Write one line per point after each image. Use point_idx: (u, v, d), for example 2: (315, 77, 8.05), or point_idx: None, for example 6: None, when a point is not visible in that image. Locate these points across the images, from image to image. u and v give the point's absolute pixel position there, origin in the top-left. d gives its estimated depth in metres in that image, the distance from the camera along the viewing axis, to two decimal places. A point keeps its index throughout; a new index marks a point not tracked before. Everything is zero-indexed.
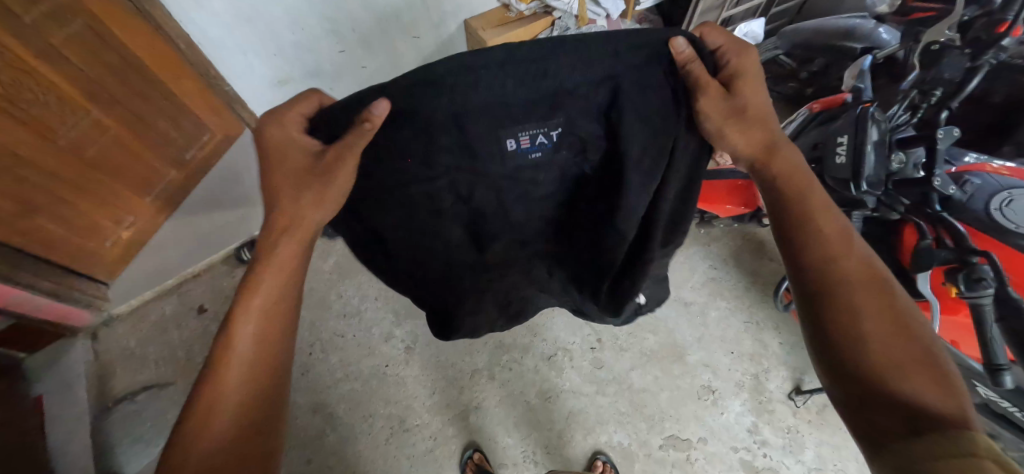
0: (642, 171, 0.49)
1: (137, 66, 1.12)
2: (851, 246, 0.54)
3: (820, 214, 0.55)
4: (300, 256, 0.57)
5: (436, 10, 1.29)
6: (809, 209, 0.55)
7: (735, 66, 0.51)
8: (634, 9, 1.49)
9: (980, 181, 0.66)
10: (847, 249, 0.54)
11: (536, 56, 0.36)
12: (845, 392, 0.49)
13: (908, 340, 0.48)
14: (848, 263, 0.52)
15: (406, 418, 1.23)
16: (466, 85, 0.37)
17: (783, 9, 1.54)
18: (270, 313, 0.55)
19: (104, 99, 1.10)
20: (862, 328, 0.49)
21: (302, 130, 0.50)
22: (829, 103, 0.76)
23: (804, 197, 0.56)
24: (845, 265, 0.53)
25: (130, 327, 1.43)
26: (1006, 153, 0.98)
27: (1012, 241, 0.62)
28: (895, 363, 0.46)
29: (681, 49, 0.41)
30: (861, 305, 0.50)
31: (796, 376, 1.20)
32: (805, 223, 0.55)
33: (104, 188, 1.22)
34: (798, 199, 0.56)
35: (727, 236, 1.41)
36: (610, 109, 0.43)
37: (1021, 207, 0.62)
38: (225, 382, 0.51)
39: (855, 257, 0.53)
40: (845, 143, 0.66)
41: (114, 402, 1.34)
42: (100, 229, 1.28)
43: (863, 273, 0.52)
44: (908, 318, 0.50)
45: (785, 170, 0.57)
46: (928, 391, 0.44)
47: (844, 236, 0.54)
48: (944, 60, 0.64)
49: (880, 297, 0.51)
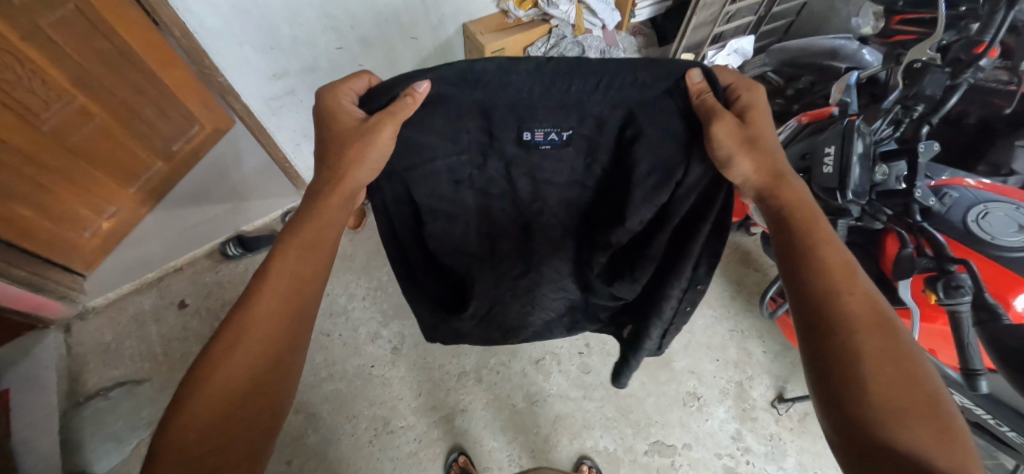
0: (644, 188, 0.53)
1: (126, 54, 1.09)
2: (857, 278, 0.48)
3: (823, 243, 0.50)
4: (327, 244, 0.56)
5: (435, 13, 1.30)
6: (811, 237, 0.50)
7: (747, 99, 0.52)
8: (628, 21, 1.53)
9: (958, 195, 0.69)
10: (851, 284, 0.47)
11: (562, 73, 0.45)
12: (845, 444, 0.42)
13: (917, 387, 0.42)
14: (853, 296, 0.46)
15: (390, 419, 1.21)
16: (503, 84, 0.46)
17: (772, 29, 1.58)
18: (295, 281, 0.52)
19: (90, 85, 1.09)
20: (863, 368, 0.43)
21: (352, 101, 0.56)
22: (817, 116, 0.79)
23: (807, 225, 0.51)
24: (849, 298, 0.46)
25: (107, 320, 1.40)
26: (980, 172, 1.02)
27: (988, 252, 0.64)
28: (899, 415, 0.40)
29: (695, 80, 0.46)
30: (863, 345, 0.44)
31: (779, 384, 1.22)
32: (806, 254, 0.50)
33: (86, 176, 1.21)
34: (801, 230, 0.51)
35: None
36: (627, 125, 0.50)
37: (996, 219, 0.65)
38: (237, 341, 0.47)
39: (860, 290, 0.47)
40: (833, 154, 0.68)
41: (85, 397, 1.29)
42: (78, 218, 1.26)
43: (869, 309, 0.46)
44: (917, 362, 0.43)
45: (792, 201, 0.53)
46: (937, 451, 0.38)
47: (848, 270, 0.48)
48: (926, 77, 0.65)
49: (887, 336, 0.44)
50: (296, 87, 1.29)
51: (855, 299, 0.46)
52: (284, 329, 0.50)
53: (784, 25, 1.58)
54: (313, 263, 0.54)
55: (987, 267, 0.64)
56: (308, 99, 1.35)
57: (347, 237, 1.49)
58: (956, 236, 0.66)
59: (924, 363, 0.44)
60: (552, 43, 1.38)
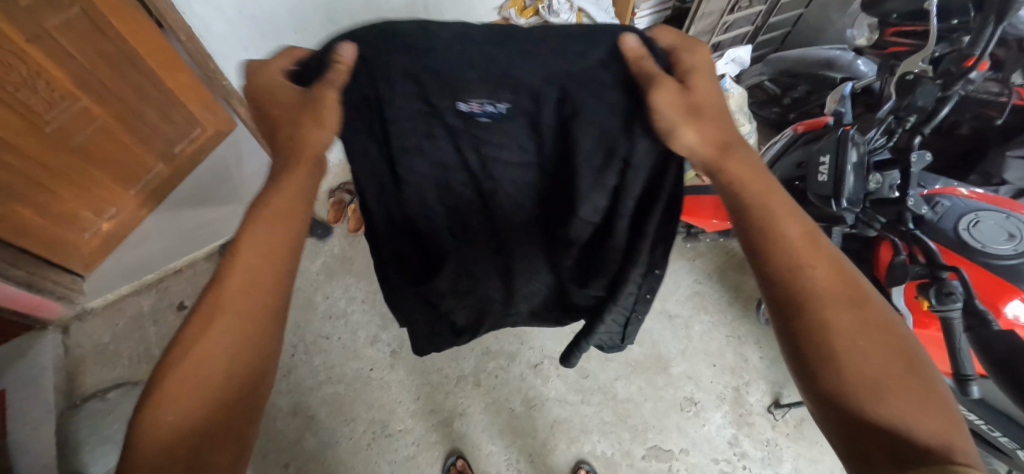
0: (592, 167, 0.53)
1: (131, 57, 1.11)
2: (807, 239, 0.45)
3: (767, 206, 0.46)
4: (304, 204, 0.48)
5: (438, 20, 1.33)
6: (757, 202, 0.46)
7: (690, 60, 0.47)
8: (628, 29, 1.56)
9: (950, 203, 0.70)
10: (814, 253, 0.44)
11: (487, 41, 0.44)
12: (836, 426, 0.38)
13: (888, 349, 0.39)
14: (808, 265, 0.43)
15: (388, 423, 1.21)
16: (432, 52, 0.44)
17: (769, 38, 1.60)
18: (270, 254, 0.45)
19: (92, 86, 1.09)
20: (828, 346, 0.40)
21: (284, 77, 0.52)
22: (812, 125, 0.81)
23: (748, 188, 0.47)
24: (804, 267, 0.43)
25: (104, 321, 1.40)
26: (971, 182, 1.04)
27: (978, 259, 0.65)
28: (885, 389, 0.37)
29: (630, 46, 0.44)
30: (836, 318, 0.40)
31: (775, 390, 1.23)
32: (769, 224, 0.45)
33: (87, 178, 1.20)
34: (757, 199, 0.47)
35: (712, 252, 1.45)
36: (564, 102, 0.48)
37: (986, 228, 0.66)
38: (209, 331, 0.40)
39: (813, 253, 0.44)
40: (827, 163, 0.70)
41: (82, 399, 1.28)
42: (78, 219, 1.25)
43: (825, 273, 0.43)
44: (880, 319, 0.41)
45: (740, 170, 0.48)
46: (928, 423, 0.35)
47: (808, 238, 0.45)
48: (918, 89, 0.67)
49: (847, 300, 0.42)
50: None
51: (811, 267, 0.43)
52: (272, 307, 0.44)
53: (780, 36, 1.60)
54: (291, 229, 0.46)
55: (978, 274, 0.67)
56: None
57: (347, 240, 1.49)
58: (947, 243, 0.67)
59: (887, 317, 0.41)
60: None
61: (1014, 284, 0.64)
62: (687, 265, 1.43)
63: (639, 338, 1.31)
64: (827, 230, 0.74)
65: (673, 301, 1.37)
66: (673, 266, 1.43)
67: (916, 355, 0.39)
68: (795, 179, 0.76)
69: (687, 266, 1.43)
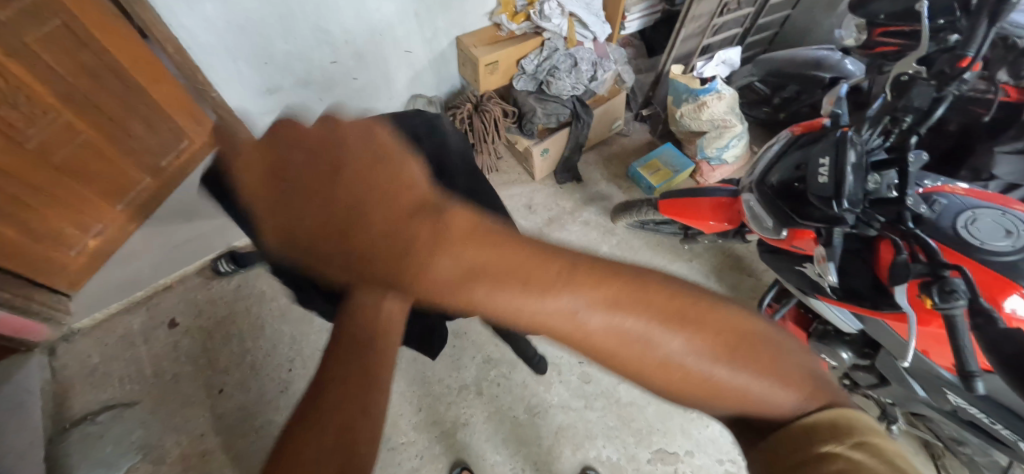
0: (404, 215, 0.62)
1: (116, 69, 1.13)
2: (529, 264, 0.27)
3: (460, 289, 0.27)
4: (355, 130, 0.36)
5: (429, 25, 1.37)
6: (446, 292, 0.28)
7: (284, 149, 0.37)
8: (619, 33, 1.58)
9: (947, 201, 0.71)
10: (511, 271, 0.27)
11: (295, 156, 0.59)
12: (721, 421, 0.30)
13: (712, 341, 0.27)
14: (567, 316, 0.25)
15: (391, 436, 1.19)
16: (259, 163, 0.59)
17: (758, 39, 1.62)
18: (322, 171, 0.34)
19: (77, 100, 1.09)
20: (662, 392, 0.28)
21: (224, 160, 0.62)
22: (809, 127, 0.82)
23: (384, 302, 0.29)
24: (573, 309, 0.25)
25: (95, 341, 1.33)
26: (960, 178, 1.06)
27: (978, 256, 0.66)
28: (731, 392, 0.27)
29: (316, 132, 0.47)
30: (627, 357, 0.26)
31: None
32: (458, 281, 0.28)
33: (67, 191, 1.17)
34: (410, 265, 0.29)
35: (709, 253, 1.45)
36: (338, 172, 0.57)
37: (983, 225, 0.68)
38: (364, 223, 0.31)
39: (557, 275, 0.26)
40: (827, 164, 0.70)
41: (72, 422, 1.22)
42: (64, 236, 1.22)
43: (597, 302, 0.26)
44: (669, 302, 0.27)
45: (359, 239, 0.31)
46: (776, 392, 0.28)
47: (475, 257, 0.28)
48: (913, 90, 0.68)
49: (636, 319, 0.26)
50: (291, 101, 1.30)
51: (580, 306, 0.26)
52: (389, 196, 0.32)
53: (767, 37, 1.63)
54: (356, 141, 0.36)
55: (976, 269, 0.66)
56: None
57: None
58: (946, 241, 0.68)
59: (677, 301, 0.28)
60: (544, 55, 1.43)
61: (1013, 279, 0.64)
62: (685, 266, 1.43)
63: None
64: (828, 232, 0.73)
65: None
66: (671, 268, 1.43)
67: (728, 309, 0.29)
68: (794, 182, 0.76)
69: (685, 267, 1.43)
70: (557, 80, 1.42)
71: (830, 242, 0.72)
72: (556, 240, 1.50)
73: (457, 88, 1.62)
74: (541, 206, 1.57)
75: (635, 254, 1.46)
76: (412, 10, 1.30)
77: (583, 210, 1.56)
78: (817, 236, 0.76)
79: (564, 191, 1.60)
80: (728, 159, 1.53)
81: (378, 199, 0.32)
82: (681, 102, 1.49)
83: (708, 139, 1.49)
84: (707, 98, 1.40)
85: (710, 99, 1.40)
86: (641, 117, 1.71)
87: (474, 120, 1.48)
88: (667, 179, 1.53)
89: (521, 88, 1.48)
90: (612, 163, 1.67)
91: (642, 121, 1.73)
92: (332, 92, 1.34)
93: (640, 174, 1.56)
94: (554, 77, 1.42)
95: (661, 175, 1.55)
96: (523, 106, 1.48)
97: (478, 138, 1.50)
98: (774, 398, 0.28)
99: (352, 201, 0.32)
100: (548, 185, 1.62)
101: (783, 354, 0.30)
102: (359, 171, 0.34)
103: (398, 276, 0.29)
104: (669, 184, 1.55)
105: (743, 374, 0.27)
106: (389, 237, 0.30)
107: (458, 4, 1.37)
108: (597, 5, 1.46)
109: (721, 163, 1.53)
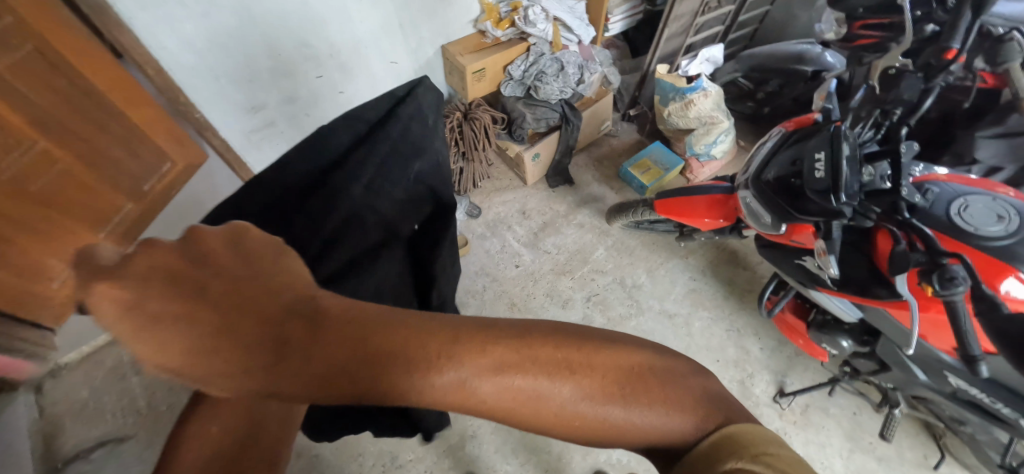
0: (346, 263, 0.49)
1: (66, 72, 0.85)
2: (415, 343, 0.27)
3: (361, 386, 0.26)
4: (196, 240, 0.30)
5: (414, 35, 1.36)
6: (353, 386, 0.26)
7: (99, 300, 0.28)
8: (603, 35, 1.59)
9: (939, 190, 0.73)
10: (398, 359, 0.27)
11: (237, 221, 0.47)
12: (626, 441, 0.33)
13: (597, 384, 0.28)
14: (454, 387, 0.27)
15: (398, 453, 1.17)
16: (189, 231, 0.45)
17: (739, 36, 1.65)
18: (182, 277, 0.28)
19: (51, 126, 0.84)
20: (563, 433, 0.30)
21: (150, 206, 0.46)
22: (801, 122, 0.83)
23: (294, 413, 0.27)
24: (460, 380, 0.27)
25: (84, 375, 1.31)
26: (942, 164, 1.09)
27: (972, 242, 0.68)
28: (617, 430, 0.29)
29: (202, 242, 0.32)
30: (517, 410, 0.28)
31: (778, 379, 1.25)
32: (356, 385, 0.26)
33: (51, 226, 0.91)
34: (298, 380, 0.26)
35: (703, 248, 1.47)
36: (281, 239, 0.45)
37: (976, 211, 0.69)
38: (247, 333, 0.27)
39: (442, 350, 0.27)
40: (823, 159, 0.71)
41: (63, 462, 1.18)
42: (42, 270, 0.94)
43: (482, 371, 0.27)
44: (557, 352, 0.29)
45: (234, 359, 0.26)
46: (661, 418, 0.29)
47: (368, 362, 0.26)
48: (902, 82, 0.70)
49: (523, 377, 0.28)
50: (276, 118, 1.27)
51: (466, 377, 0.27)
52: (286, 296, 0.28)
53: (747, 34, 1.65)
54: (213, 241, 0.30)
55: (972, 254, 0.68)
56: (289, 130, 1.33)
57: None
58: (941, 228, 0.70)
59: (555, 350, 0.29)
60: (531, 60, 1.43)
61: (1008, 263, 0.66)
62: (681, 263, 1.44)
63: None
64: (826, 225, 0.74)
65: (671, 300, 1.38)
66: (668, 265, 1.44)
67: (618, 349, 0.31)
68: (790, 177, 0.77)
69: (681, 264, 1.44)
70: (544, 84, 1.42)
71: (829, 235, 0.73)
72: (552, 244, 1.50)
73: (444, 96, 1.61)
74: (535, 211, 1.57)
75: (631, 254, 1.46)
76: (397, 21, 1.29)
77: (577, 213, 1.56)
78: (815, 230, 0.77)
79: (557, 195, 1.61)
80: (716, 155, 1.55)
81: (255, 288, 0.28)
82: (668, 101, 1.51)
83: (696, 136, 1.51)
84: (694, 96, 1.42)
85: (697, 97, 1.42)
86: (628, 117, 1.73)
87: (464, 128, 1.45)
88: (658, 178, 1.54)
89: (509, 94, 1.48)
90: (602, 164, 1.68)
91: (630, 121, 1.75)
92: (319, 107, 1.33)
93: (631, 174, 1.57)
94: (542, 82, 1.42)
95: (652, 174, 1.56)
96: (512, 112, 1.49)
97: (469, 146, 1.48)
98: (665, 427, 0.30)
99: (223, 289, 0.28)
100: (541, 189, 1.62)
101: (674, 382, 0.31)
102: (234, 256, 0.30)
103: (268, 383, 0.26)
104: (660, 183, 1.56)
105: (630, 411, 0.29)
106: (264, 333, 0.27)
107: (442, 13, 1.36)
108: (581, 8, 1.47)
109: (710, 159, 1.55)
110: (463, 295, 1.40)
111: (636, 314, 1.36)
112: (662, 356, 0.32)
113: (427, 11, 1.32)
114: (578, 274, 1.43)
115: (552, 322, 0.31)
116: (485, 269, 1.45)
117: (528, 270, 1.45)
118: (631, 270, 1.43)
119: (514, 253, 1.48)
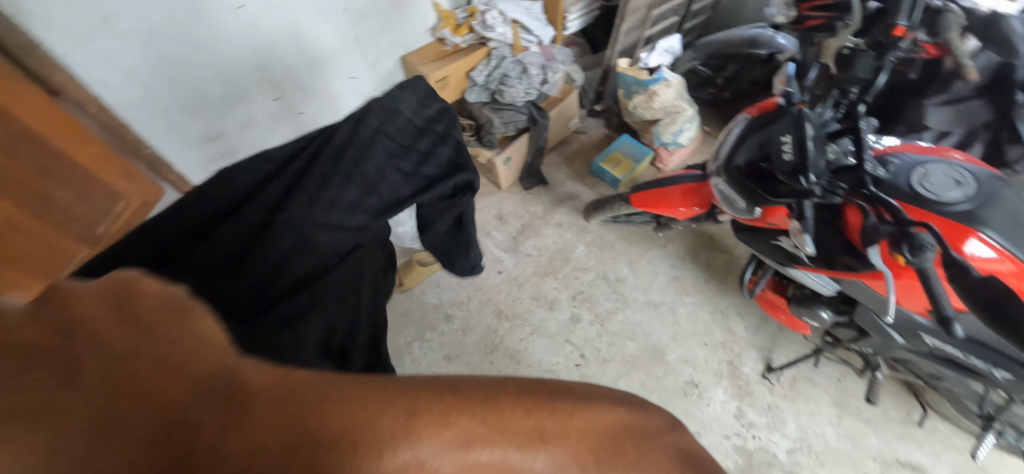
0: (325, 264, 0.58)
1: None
2: (360, 414, 0.22)
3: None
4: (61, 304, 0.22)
5: (372, 48, 1.32)
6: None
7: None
8: (562, 34, 1.59)
9: (899, 161, 0.76)
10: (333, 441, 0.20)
11: None
12: None
13: (576, 452, 0.25)
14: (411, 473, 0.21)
15: None
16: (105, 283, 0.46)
17: (694, 25, 1.68)
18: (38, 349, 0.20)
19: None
20: None
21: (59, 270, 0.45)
22: (764, 107, 0.84)
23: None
24: (420, 461, 0.21)
25: None
26: (897, 134, 1.14)
27: (935, 209, 0.71)
28: None
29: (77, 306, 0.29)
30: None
31: (765, 355, 1.28)
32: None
33: None
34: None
35: (681, 236, 1.49)
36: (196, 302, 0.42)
37: (935, 179, 0.72)
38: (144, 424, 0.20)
39: (398, 425, 0.22)
40: (790, 142, 0.73)
41: None
42: None
43: (449, 448, 0.22)
44: (528, 418, 0.25)
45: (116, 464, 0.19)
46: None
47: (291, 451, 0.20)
48: (856, 62, 0.74)
49: (493, 451, 0.23)
50: (235, 145, 1.22)
51: (429, 455, 0.21)
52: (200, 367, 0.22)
53: (701, 22, 1.69)
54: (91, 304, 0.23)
55: (937, 220, 0.70)
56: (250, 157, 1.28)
57: None
58: (905, 198, 0.72)
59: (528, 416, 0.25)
60: (493, 64, 1.43)
61: (970, 225, 0.69)
62: (662, 252, 1.46)
63: (631, 333, 1.32)
64: (798, 206, 0.76)
65: (655, 290, 1.40)
66: (648, 256, 1.46)
67: (593, 407, 0.28)
68: (760, 162, 0.79)
69: (661, 253, 1.46)
70: (509, 87, 1.42)
71: (802, 215, 0.75)
72: (532, 246, 1.49)
73: None
74: (512, 215, 1.56)
75: (611, 248, 1.47)
76: (352, 36, 1.25)
77: (554, 213, 1.56)
78: (789, 211, 0.79)
79: (532, 196, 1.60)
80: (683, 143, 1.58)
81: (163, 364, 0.22)
82: (632, 94, 1.52)
83: (663, 126, 1.53)
84: (657, 87, 1.44)
85: (659, 88, 1.44)
86: (594, 112, 1.76)
87: None
88: (630, 170, 1.56)
89: (474, 100, 1.46)
90: (574, 161, 1.68)
91: (596, 117, 1.77)
92: (279, 130, 1.28)
93: (603, 169, 1.58)
94: (506, 85, 1.42)
95: (623, 167, 1.57)
96: (479, 118, 1.47)
97: None
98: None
99: (110, 367, 0.21)
100: (515, 193, 1.61)
101: (649, 440, 0.30)
102: (123, 324, 0.22)
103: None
104: (632, 175, 1.58)
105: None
106: (157, 422, 0.20)
107: (399, 23, 1.33)
108: (537, 9, 1.48)
109: (678, 147, 1.58)
110: (448, 307, 1.38)
111: (622, 307, 1.37)
112: (634, 412, 0.31)
113: (383, 23, 1.29)
114: (562, 274, 1.43)
115: (522, 383, 0.27)
116: (468, 279, 1.43)
117: (512, 275, 1.43)
118: (613, 265, 1.44)
119: (495, 260, 1.47)
